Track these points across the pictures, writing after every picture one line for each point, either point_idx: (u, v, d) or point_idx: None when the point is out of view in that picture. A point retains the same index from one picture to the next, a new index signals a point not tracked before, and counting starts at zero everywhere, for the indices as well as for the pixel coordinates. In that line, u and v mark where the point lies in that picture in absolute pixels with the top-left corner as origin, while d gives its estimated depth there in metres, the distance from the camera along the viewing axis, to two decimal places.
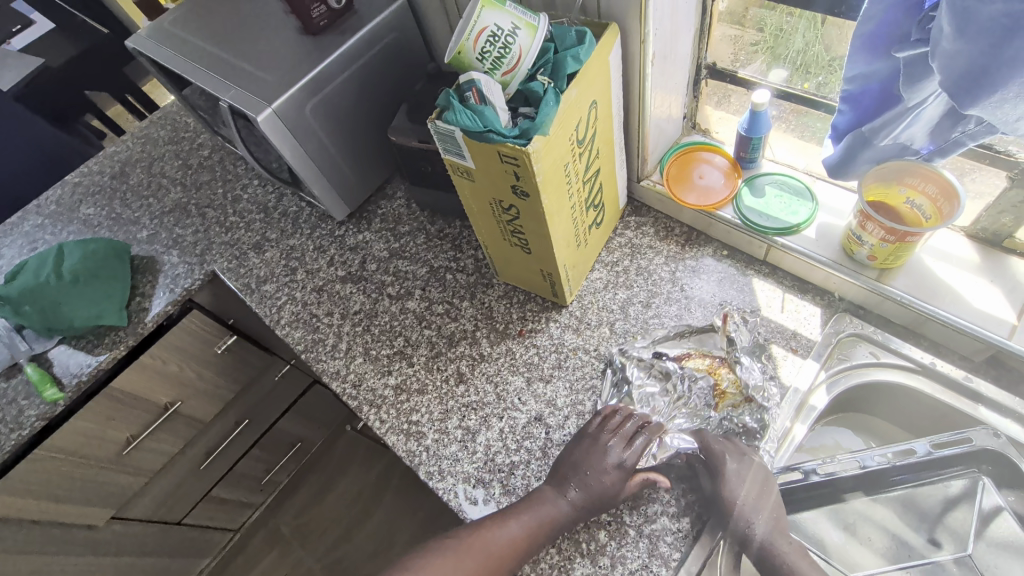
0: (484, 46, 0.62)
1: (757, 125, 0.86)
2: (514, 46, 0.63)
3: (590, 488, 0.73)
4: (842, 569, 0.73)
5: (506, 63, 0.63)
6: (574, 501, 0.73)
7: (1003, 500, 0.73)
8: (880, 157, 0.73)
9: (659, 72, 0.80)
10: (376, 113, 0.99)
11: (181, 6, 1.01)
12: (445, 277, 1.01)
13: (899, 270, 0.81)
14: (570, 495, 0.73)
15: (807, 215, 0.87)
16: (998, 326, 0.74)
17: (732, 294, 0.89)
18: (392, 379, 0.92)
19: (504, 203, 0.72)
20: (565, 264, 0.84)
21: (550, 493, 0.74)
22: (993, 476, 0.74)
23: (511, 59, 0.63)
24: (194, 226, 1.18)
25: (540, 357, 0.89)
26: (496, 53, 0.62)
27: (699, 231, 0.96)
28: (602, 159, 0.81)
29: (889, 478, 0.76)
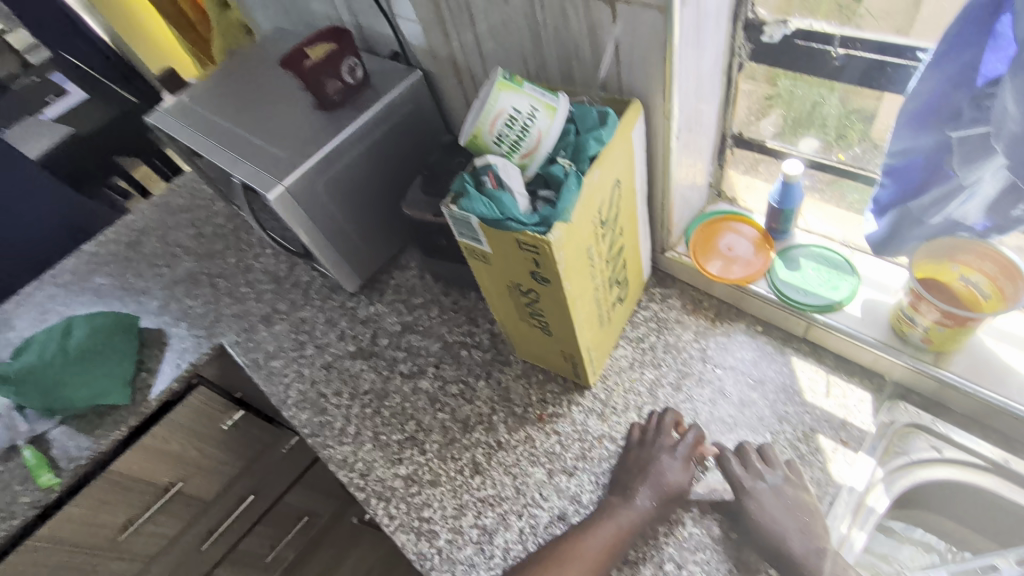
0: (501, 130, 0.58)
1: (790, 198, 0.81)
2: (533, 128, 0.60)
3: (660, 489, 0.73)
4: None
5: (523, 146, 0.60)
6: (646, 504, 0.72)
7: None
8: (930, 232, 0.67)
9: (682, 145, 0.76)
10: (391, 186, 0.97)
11: (199, 83, 1.02)
12: (460, 353, 0.96)
13: (957, 353, 0.73)
14: (642, 498, 0.73)
15: (849, 291, 0.80)
16: None
17: (771, 375, 0.82)
18: (402, 468, 0.86)
19: (522, 287, 0.68)
20: (588, 346, 0.78)
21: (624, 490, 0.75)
22: None
23: (529, 143, 0.60)
24: (205, 297, 1.15)
25: (562, 446, 0.82)
26: (513, 136, 0.59)
27: (731, 305, 0.89)
28: (626, 236, 0.77)
29: None
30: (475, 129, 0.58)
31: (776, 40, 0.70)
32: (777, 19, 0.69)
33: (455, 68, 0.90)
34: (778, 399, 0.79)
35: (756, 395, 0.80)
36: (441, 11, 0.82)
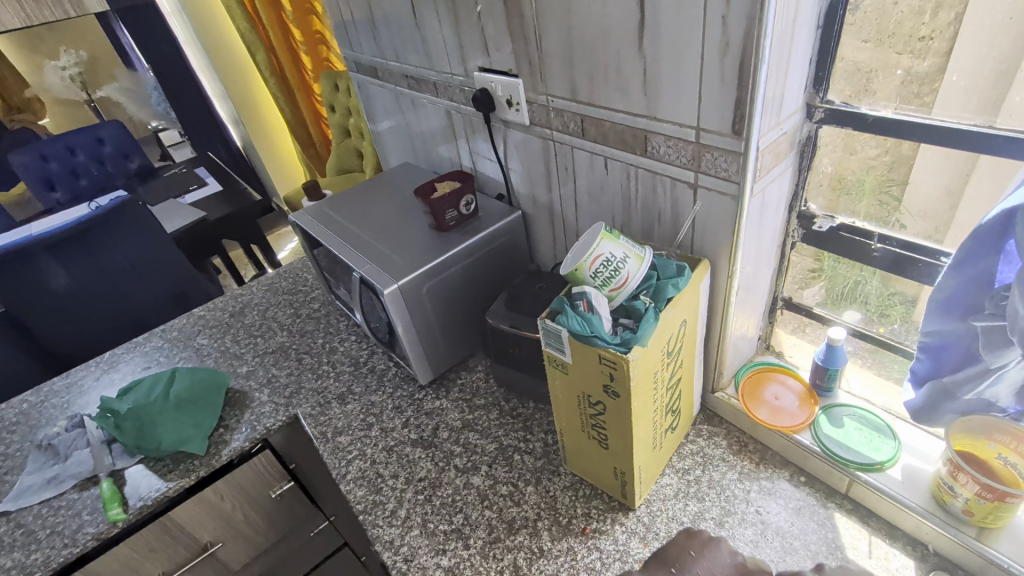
0: (598, 268, 0.73)
1: (834, 359, 0.91)
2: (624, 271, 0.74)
3: None
4: None
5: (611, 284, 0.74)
6: None
7: None
8: (966, 409, 0.75)
9: (740, 301, 0.89)
10: (478, 298, 1.12)
11: (338, 195, 1.26)
12: (513, 457, 1.03)
13: (1002, 533, 0.74)
14: None
15: (891, 454, 0.85)
16: None
17: (813, 527, 0.85)
18: (444, 559, 0.89)
19: (592, 398, 0.78)
20: (640, 466, 0.85)
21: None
22: None
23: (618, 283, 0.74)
24: (290, 369, 1.29)
25: (602, 563, 0.85)
26: (606, 275, 0.73)
27: (775, 452, 0.95)
28: (684, 370, 0.87)
29: None
30: (578, 263, 0.72)
31: (825, 230, 0.85)
32: (826, 214, 0.85)
33: (550, 211, 1.10)
34: (820, 552, 0.81)
35: (798, 545, 0.83)
36: (550, 170, 1.03)
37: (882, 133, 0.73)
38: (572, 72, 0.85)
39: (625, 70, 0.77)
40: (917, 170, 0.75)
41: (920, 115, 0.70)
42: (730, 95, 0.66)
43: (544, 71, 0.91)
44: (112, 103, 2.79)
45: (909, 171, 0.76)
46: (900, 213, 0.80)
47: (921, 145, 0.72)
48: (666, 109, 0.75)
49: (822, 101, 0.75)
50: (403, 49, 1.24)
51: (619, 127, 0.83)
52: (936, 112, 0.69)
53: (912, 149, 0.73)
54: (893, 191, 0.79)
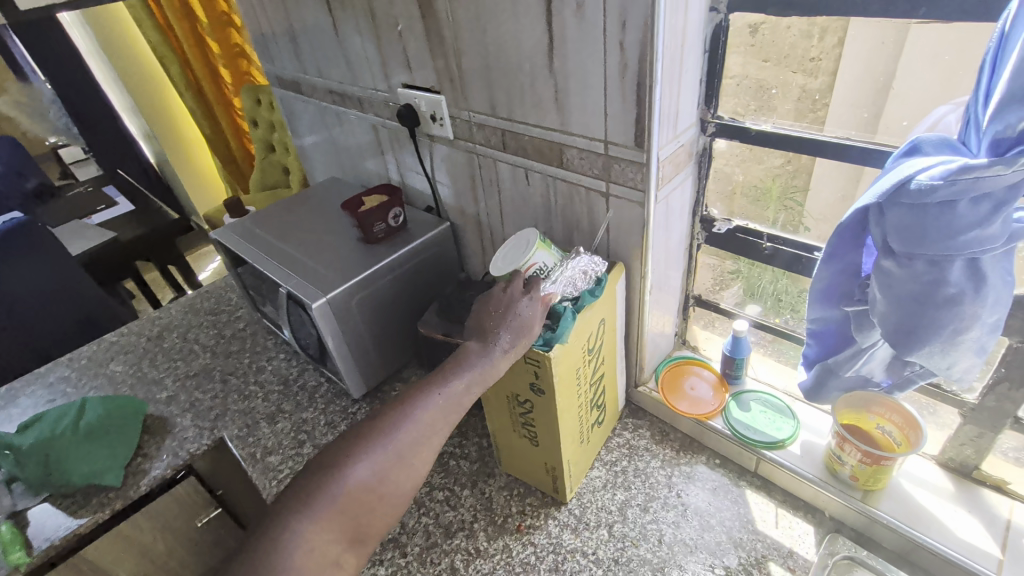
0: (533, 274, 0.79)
1: (740, 349, 0.99)
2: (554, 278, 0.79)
3: None
4: None
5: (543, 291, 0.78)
6: None
7: None
8: (847, 385, 0.85)
9: (654, 301, 0.97)
10: (410, 308, 1.13)
11: (262, 211, 1.23)
12: (448, 462, 1.05)
13: (882, 493, 0.85)
14: None
15: (791, 432, 0.94)
16: (985, 558, 0.75)
17: (726, 504, 0.92)
18: (381, 569, 0.90)
19: (520, 397, 0.82)
20: (569, 461, 0.90)
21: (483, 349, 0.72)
22: None
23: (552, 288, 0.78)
24: (215, 391, 1.24)
25: (537, 557, 0.88)
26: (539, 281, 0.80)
27: (692, 438, 1.02)
28: (606, 366, 0.93)
29: None
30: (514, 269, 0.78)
31: (723, 232, 0.93)
32: (724, 218, 0.93)
33: (477, 222, 1.14)
34: (734, 526, 0.89)
35: (714, 522, 0.90)
36: (475, 181, 1.07)
37: (765, 145, 0.82)
38: (491, 89, 0.90)
39: (538, 88, 0.83)
40: (816, 177, 0.83)
41: (813, 132, 0.78)
42: (630, 111, 0.73)
43: (464, 88, 0.95)
44: (5, 119, 2.55)
45: (809, 179, 0.84)
46: (805, 217, 0.88)
47: (816, 159, 0.80)
48: (576, 124, 0.81)
49: (713, 116, 0.84)
50: (326, 64, 1.24)
51: (536, 141, 0.88)
52: (828, 128, 0.78)
53: (811, 161, 0.81)
54: (797, 197, 0.87)
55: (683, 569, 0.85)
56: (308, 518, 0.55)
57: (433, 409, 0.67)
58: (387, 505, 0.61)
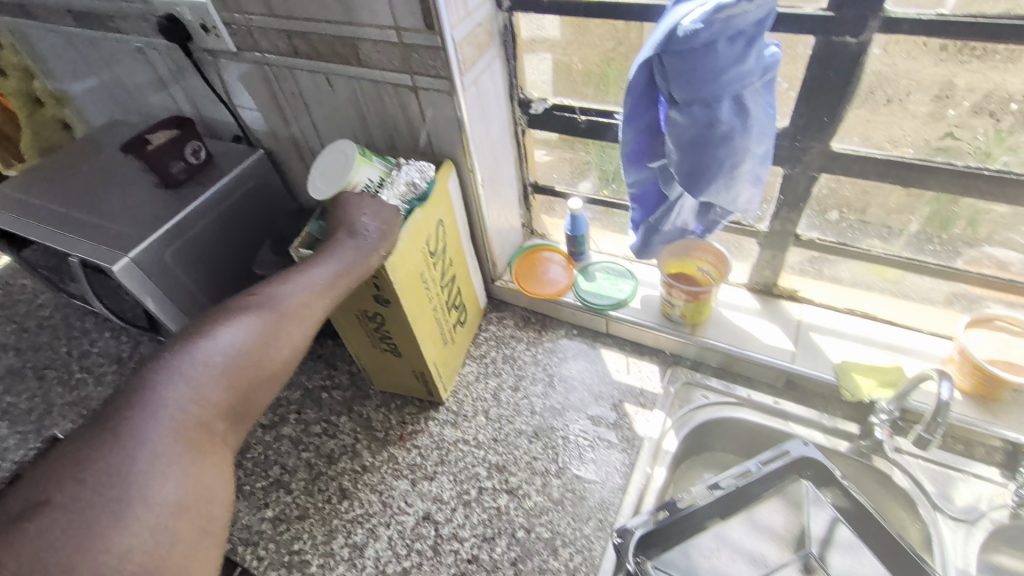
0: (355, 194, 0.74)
1: (578, 226, 1.05)
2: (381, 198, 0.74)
3: None
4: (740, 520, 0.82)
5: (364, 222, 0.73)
6: None
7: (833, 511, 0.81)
8: (668, 238, 0.93)
9: (490, 193, 0.97)
10: (241, 252, 1.03)
11: (24, 173, 1.02)
12: (321, 396, 1.04)
13: (708, 324, 0.97)
14: None
15: (631, 291, 1.03)
16: (782, 354, 0.91)
17: (585, 366, 1.02)
18: (269, 511, 0.91)
19: (369, 312, 0.81)
20: (436, 363, 0.92)
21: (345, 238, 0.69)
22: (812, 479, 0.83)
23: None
24: (33, 391, 1.08)
25: (422, 457, 0.94)
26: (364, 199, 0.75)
27: (551, 316, 1.09)
28: (455, 266, 0.93)
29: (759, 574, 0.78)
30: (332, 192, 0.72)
31: (541, 112, 0.93)
32: (539, 98, 0.92)
33: (295, 145, 1.04)
34: (594, 383, 0.99)
35: (577, 384, 0.99)
36: (275, 97, 0.96)
37: (562, 15, 0.81)
38: None
39: None
40: None
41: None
42: None
43: None
44: None
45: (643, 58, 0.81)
46: None
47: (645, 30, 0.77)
48: (363, 15, 0.74)
49: None
50: None
51: (327, 39, 0.80)
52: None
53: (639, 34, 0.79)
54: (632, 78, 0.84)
55: (555, 430, 0.94)
56: (173, 385, 0.52)
57: (305, 292, 0.65)
58: (258, 383, 0.59)
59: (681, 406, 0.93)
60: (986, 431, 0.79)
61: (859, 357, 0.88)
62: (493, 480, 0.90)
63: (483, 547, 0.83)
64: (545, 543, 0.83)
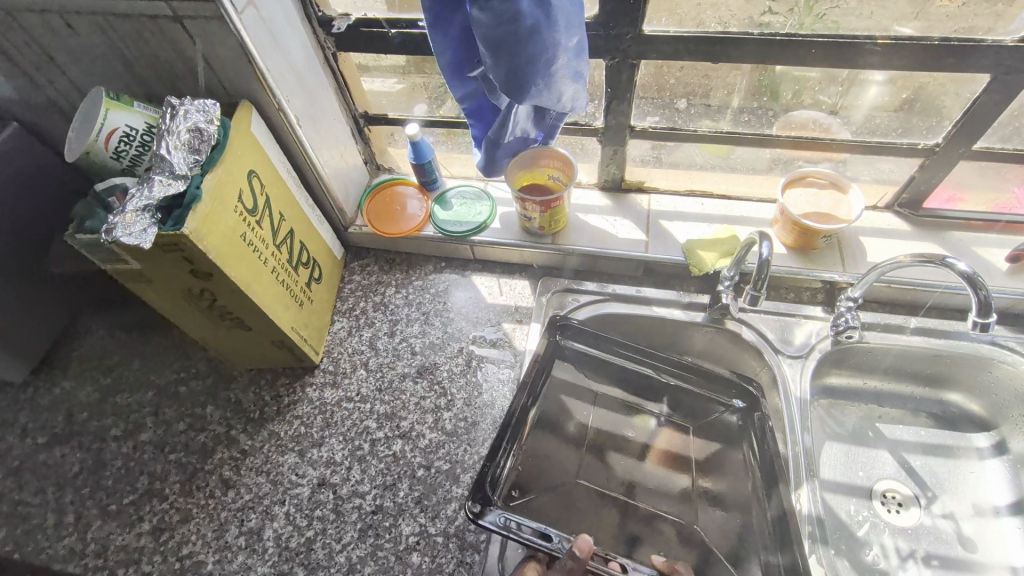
0: (118, 146, 0.63)
1: (422, 152, 0.98)
2: (159, 151, 0.64)
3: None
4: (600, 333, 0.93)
5: (143, 190, 0.62)
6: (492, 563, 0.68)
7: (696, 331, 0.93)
8: (512, 150, 0.89)
9: (312, 132, 0.87)
10: (29, 247, 0.88)
11: None
12: (178, 391, 0.94)
13: (568, 231, 0.98)
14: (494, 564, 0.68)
15: (489, 211, 1.01)
16: (636, 245, 0.94)
17: (458, 295, 0.99)
18: (145, 524, 0.82)
19: (194, 290, 0.71)
20: (295, 327, 0.85)
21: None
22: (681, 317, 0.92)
23: (160, 180, 0.63)
24: None
25: (306, 426, 0.88)
26: (132, 151, 0.65)
27: (415, 253, 1.05)
28: (289, 219, 0.85)
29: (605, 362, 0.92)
30: (86, 147, 0.62)
31: (346, 31, 0.83)
32: (341, 14, 0.82)
33: (62, 111, 0.87)
34: (470, 311, 0.97)
35: (452, 315, 0.97)
36: (11, 54, 0.78)
37: None
38: None
39: None
40: None
41: None
42: None
43: None
44: None
45: None
46: None
47: None
48: None
49: None
50: None
51: None
52: None
53: None
54: None
55: (440, 367, 0.92)
56: None
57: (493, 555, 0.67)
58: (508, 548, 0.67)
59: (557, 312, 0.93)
60: (806, 276, 0.89)
61: (701, 234, 0.94)
62: (384, 428, 0.87)
63: (385, 496, 0.81)
64: (448, 477, 0.82)
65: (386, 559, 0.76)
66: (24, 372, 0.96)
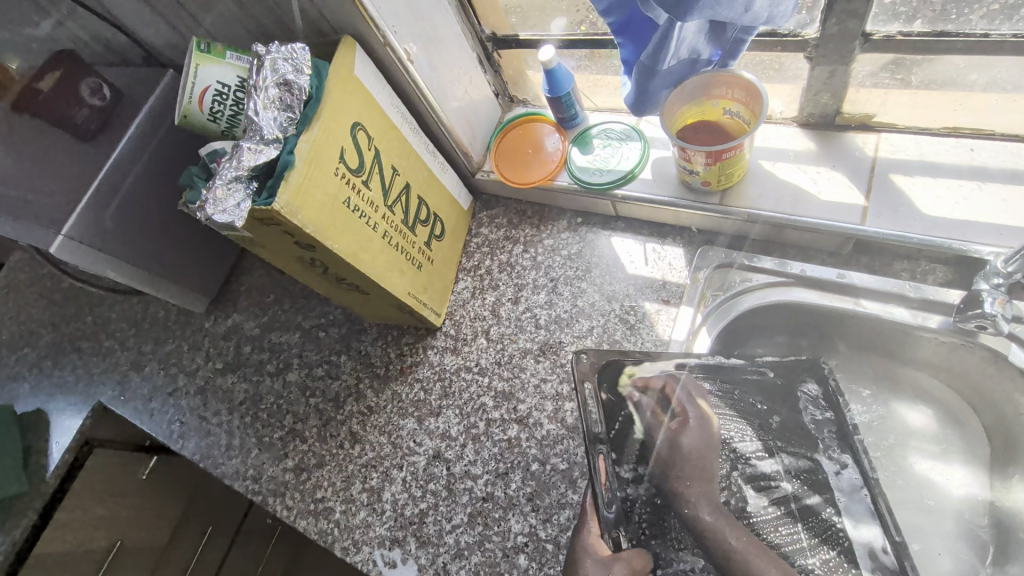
0: (212, 106, 0.62)
1: (559, 82, 0.79)
2: (249, 111, 0.59)
3: None
4: (809, 294, 0.70)
5: (233, 160, 0.58)
6: None
7: None
8: (674, 79, 0.66)
9: (427, 66, 0.75)
10: None
11: None
12: (319, 336, 0.97)
13: (743, 186, 0.73)
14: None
15: (639, 157, 0.80)
16: (850, 213, 0.66)
17: (594, 262, 0.83)
18: (289, 461, 0.88)
19: (306, 258, 0.67)
20: (412, 291, 0.79)
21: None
22: (996, 337, 0.61)
23: (249, 147, 0.58)
24: (72, 363, 1.06)
25: (426, 392, 0.85)
26: (227, 111, 0.63)
27: (550, 205, 0.89)
28: (405, 172, 0.76)
29: (823, 313, 0.70)
30: (183, 107, 0.61)
31: None
32: None
33: None
34: (606, 282, 0.81)
35: (586, 286, 0.82)
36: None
37: None
38: None
39: None
40: None
41: None
42: None
43: None
44: None
45: None
46: None
47: None
48: None
49: None
50: None
51: None
52: None
53: None
54: None
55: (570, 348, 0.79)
56: None
57: None
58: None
59: (721, 294, 0.73)
60: None
61: (960, 199, 0.63)
62: (501, 409, 0.79)
63: (497, 484, 0.75)
64: (556, 477, 0.73)
65: (492, 554, 0.72)
66: (205, 302, 1.04)
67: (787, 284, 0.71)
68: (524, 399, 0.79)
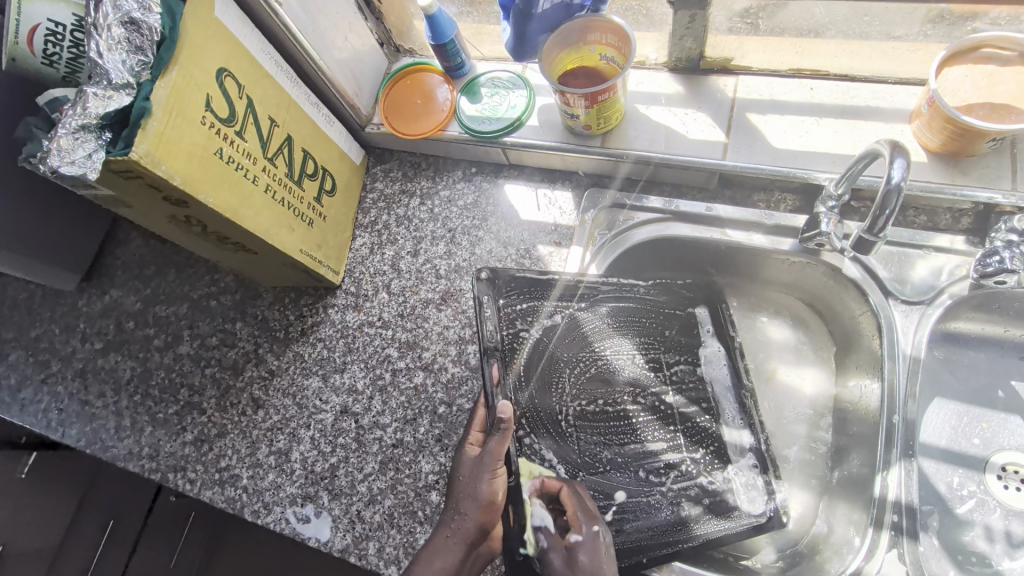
0: (44, 48, 0.56)
1: (441, 29, 0.78)
2: (91, 53, 0.53)
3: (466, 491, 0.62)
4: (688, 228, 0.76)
5: (77, 107, 0.53)
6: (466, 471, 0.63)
7: (880, 273, 0.69)
8: (549, 24, 0.69)
9: (299, 10, 0.72)
10: None
11: None
12: (210, 305, 0.92)
13: (621, 129, 0.77)
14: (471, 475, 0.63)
15: (525, 105, 0.82)
16: (713, 150, 0.72)
17: (490, 209, 0.85)
18: (188, 435, 0.85)
19: (179, 216, 0.63)
20: (305, 248, 0.77)
21: (460, 512, 0.61)
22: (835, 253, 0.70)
23: (95, 93, 0.53)
24: None
25: (329, 350, 0.84)
26: (64, 54, 0.57)
27: (443, 157, 0.89)
28: (284, 123, 0.72)
29: (699, 243, 0.76)
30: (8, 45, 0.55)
31: None
32: None
33: None
34: (502, 229, 0.83)
35: (482, 234, 0.84)
36: None
37: None
38: None
39: None
40: None
41: None
42: None
43: None
44: None
45: None
46: None
47: None
48: None
49: None
50: None
51: None
52: None
53: None
54: None
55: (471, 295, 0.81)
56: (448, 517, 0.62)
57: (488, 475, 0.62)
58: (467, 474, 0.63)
59: (607, 232, 0.78)
60: (954, 196, 0.65)
61: (803, 132, 0.71)
62: (406, 358, 0.80)
63: (406, 430, 0.77)
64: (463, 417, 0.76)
65: (406, 495, 0.74)
66: (75, 279, 0.95)
67: (670, 218, 0.77)
68: (429, 347, 0.80)
